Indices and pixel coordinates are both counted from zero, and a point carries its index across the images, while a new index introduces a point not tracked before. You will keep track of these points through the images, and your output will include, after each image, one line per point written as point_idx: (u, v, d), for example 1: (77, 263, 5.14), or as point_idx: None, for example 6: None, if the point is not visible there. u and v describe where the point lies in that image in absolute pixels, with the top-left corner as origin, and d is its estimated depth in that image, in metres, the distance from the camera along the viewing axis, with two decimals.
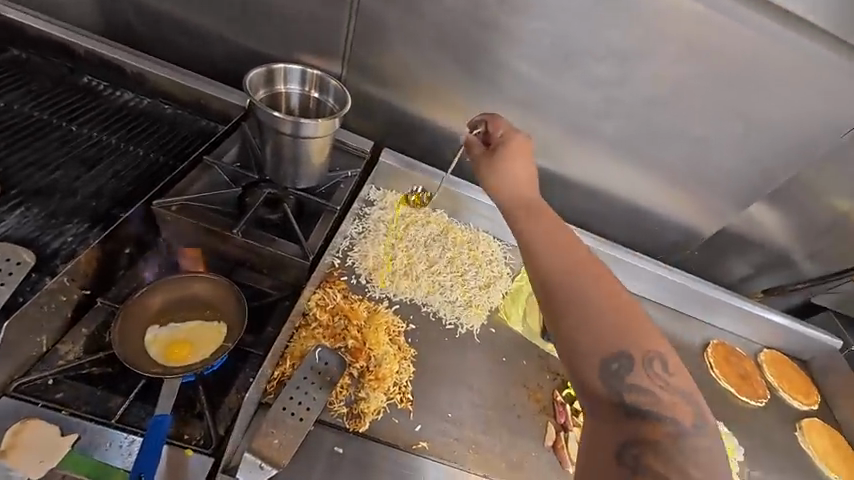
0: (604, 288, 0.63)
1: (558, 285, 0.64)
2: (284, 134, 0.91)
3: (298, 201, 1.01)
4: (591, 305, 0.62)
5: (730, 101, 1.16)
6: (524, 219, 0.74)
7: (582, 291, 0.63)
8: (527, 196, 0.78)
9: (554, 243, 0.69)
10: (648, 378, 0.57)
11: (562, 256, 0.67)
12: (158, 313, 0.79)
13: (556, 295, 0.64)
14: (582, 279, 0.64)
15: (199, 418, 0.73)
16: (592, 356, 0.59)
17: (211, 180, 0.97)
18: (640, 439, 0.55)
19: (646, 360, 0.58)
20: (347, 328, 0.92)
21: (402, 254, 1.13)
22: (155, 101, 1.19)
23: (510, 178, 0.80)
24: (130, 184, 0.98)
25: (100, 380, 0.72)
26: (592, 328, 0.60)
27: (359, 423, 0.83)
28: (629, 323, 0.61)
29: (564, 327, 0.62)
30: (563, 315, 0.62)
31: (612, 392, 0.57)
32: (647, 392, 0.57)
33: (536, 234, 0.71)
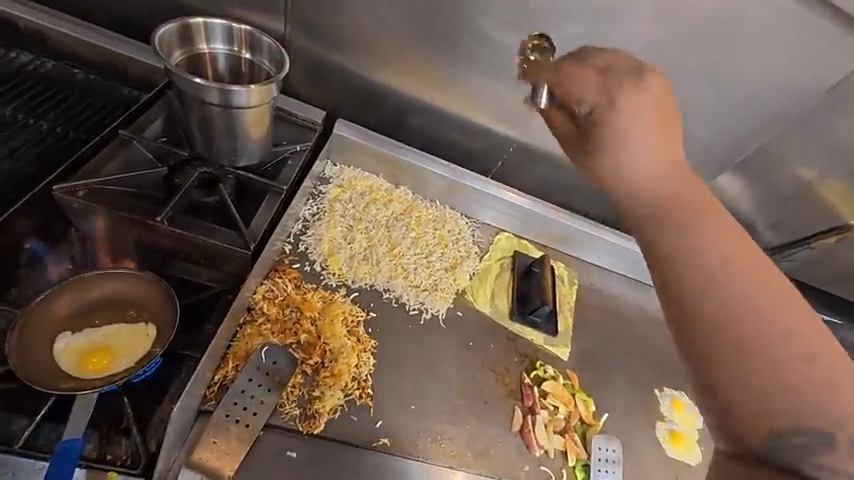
0: (802, 327, 0.43)
1: (717, 309, 0.45)
2: (210, 105, 0.78)
3: (237, 182, 0.89)
4: (781, 356, 0.42)
5: (703, 65, 1.10)
6: (668, 212, 0.51)
7: (765, 331, 0.43)
8: (668, 176, 0.53)
9: (717, 247, 0.47)
10: (853, 464, 0.41)
11: (739, 274, 0.45)
12: (68, 317, 0.69)
13: (713, 334, 0.44)
14: (767, 311, 0.44)
15: (126, 435, 0.64)
16: (773, 432, 0.41)
17: (130, 158, 0.83)
18: None
19: (851, 437, 0.41)
20: (299, 322, 0.84)
21: (361, 236, 1.05)
22: (61, 63, 1.00)
23: (628, 153, 0.54)
24: (32, 165, 0.83)
25: (0, 397, 0.61)
26: (767, 388, 0.41)
27: (314, 424, 0.76)
28: (837, 387, 0.41)
29: (735, 388, 0.42)
30: (730, 367, 0.43)
31: (790, 473, 0.41)
32: (846, 478, 0.42)
33: (693, 237, 0.48)
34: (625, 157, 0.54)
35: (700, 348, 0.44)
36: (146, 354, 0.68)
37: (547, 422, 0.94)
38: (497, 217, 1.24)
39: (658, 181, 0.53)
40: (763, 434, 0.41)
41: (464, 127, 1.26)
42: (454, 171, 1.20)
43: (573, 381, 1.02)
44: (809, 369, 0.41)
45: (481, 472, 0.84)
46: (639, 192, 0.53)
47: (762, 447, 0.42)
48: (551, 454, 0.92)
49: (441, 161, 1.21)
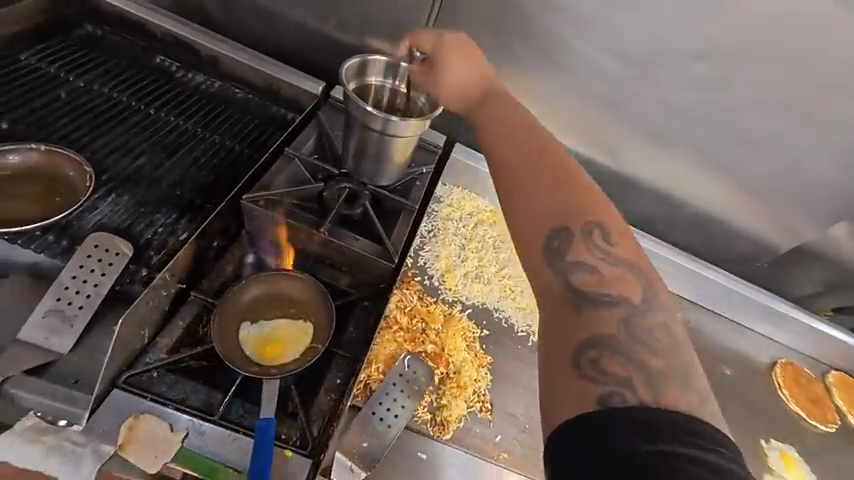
0: (566, 174, 0.62)
1: (509, 160, 0.66)
2: (372, 130, 0.87)
3: (376, 199, 0.98)
4: (533, 179, 0.62)
5: (825, 109, 1.11)
6: (477, 108, 0.76)
7: (526, 168, 0.64)
8: (468, 88, 0.78)
9: (507, 127, 0.71)
10: (588, 254, 0.56)
11: (511, 142, 0.68)
12: (247, 310, 0.80)
13: (507, 168, 0.65)
14: (517, 164, 0.65)
15: (294, 418, 0.74)
16: (540, 231, 0.58)
17: (293, 172, 0.94)
18: (596, 338, 0.50)
19: (584, 231, 0.57)
20: (426, 332, 0.91)
21: (473, 255, 1.11)
22: (226, 84, 1.16)
23: (453, 82, 0.79)
24: (210, 173, 0.97)
25: (199, 373, 0.74)
26: (539, 200, 0.60)
27: (443, 430, 0.82)
28: (579, 201, 0.60)
29: (513, 192, 0.63)
30: (514, 186, 0.63)
31: (555, 270, 0.56)
32: (588, 272, 0.55)
33: (488, 123, 0.72)
34: (453, 78, 0.79)
35: (509, 185, 0.64)
36: (310, 347, 0.78)
37: None
38: None
39: (477, 93, 0.77)
40: (535, 231, 0.59)
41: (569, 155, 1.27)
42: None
43: None
44: (557, 192, 0.61)
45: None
46: (466, 105, 0.78)
47: (540, 245, 0.58)
48: None
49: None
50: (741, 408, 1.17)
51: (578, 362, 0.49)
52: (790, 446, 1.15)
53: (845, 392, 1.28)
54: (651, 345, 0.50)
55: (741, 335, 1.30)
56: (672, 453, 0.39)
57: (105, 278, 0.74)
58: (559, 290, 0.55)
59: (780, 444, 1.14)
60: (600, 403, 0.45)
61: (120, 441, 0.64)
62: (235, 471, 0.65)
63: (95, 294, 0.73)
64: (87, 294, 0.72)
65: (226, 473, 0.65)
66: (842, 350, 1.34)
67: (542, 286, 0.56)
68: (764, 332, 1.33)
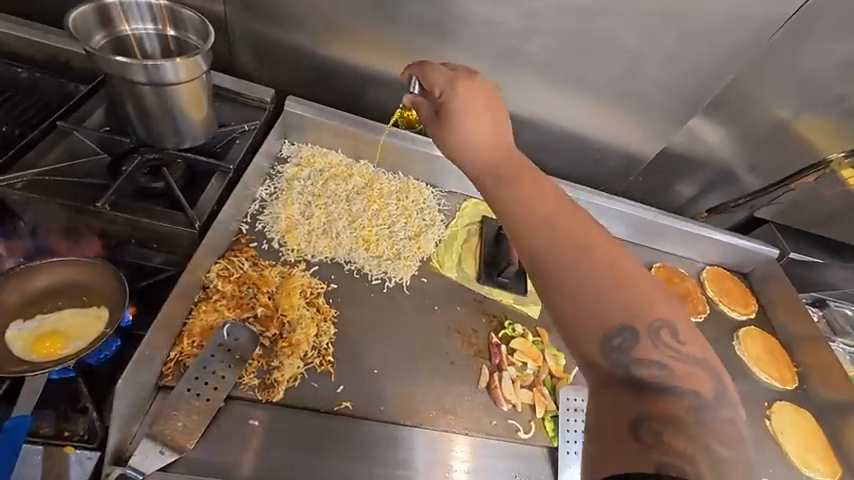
0: (616, 259, 0.53)
1: (547, 250, 0.55)
2: (140, 84, 0.77)
3: (184, 165, 0.89)
4: (581, 273, 0.52)
5: (657, 6, 1.07)
6: (498, 172, 0.65)
7: (570, 261, 0.53)
8: (493, 153, 0.67)
9: (534, 199, 0.60)
10: (653, 352, 0.49)
11: (546, 224, 0.57)
12: (15, 304, 0.70)
13: (550, 261, 0.54)
14: (562, 245, 0.55)
15: (83, 413, 0.66)
16: (597, 331, 0.50)
17: (71, 148, 0.84)
18: (652, 413, 0.47)
19: (652, 330, 0.50)
20: (256, 296, 0.85)
21: (320, 211, 1.05)
22: (3, 63, 0.99)
23: (473, 136, 0.69)
24: None
25: None
26: (591, 300, 0.51)
27: (273, 393, 0.77)
28: (638, 297, 0.52)
29: (558, 294, 0.52)
30: (553, 280, 0.53)
31: (616, 366, 0.49)
32: (655, 367, 0.49)
33: (514, 191, 0.61)
34: (465, 142, 0.69)
35: (553, 287, 0.53)
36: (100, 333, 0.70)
37: (516, 377, 0.93)
38: (461, 183, 1.24)
39: (486, 154, 0.68)
40: (592, 338, 0.50)
41: None
42: (408, 137, 1.18)
43: (542, 338, 1.01)
44: (614, 286, 0.52)
45: (488, 433, 0.86)
46: (480, 164, 0.67)
47: (596, 347, 0.50)
48: (519, 408, 0.90)
49: (398, 130, 1.19)
50: None
51: (637, 434, 0.46)
52: None
53: (717, 284, 1.36)
54: (715, 431, 0.46)
55: None
56: None
57: None
58: (623, 379, 0.49)
59: None
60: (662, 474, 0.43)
61: None
62: None
63: None
64: None
65: None
66: (717, 248, 1.39)
67: (594, 372, 0.51)
68: (638, 241, 1.38)
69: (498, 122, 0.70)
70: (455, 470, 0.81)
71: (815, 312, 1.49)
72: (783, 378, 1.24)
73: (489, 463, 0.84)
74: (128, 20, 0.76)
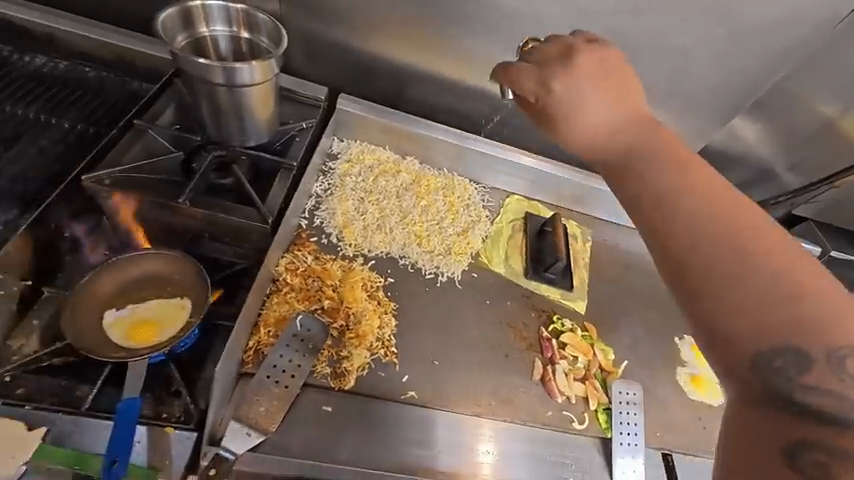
0: (793, 268, 0.46)
1: (696, 248, 0.50)
2: (217, 85, 0.80)
3: (250, 162, 0.93)
4: (743, 277, 0.46)
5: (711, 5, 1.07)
6: (641, 161, 0.59)
7: (728, 263, 0.48)
8: (627, 141, 0.62)
9: (685, 190, 0.54)
10: (835, 381, 0.42)
11: (701, 221, 0.51)
12: (108, 294, 0.75)
13: (699, 260, 0.49)
14: (722, 248, 0.49)
15: (177, 396, 0.71)
16: (754, 344, 0.44)
17: (147, 146, 0.87)
18: (821, 446, 0.41)
19: (835, 356, 0.42)
20: (322, 289, 0.89)
21: (374, 207, 1.08)
22: (74, 63, 1.04)
23: (601, 128, 0.65)
24: (59, 161, 0.89)
25: (63, 369, 0.69)
26: (753, 310, 0.45)
27: (344, 381, 0.81)
28: (822, 316, 0.43)
29: (710, 298, 0.47)
30: (705, 284, 0.48)
31: (776, 389, 0.43)
32: (835, 398, 0.42)
33: (659, 182, 0.56)
34: (589, 135, 0.65)
35: (704, 291, 0.48)
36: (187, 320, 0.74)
37: (568, 371, 0.96)
38: (503, 179, 1.27)
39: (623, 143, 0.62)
40: (748, 352, 0.45)
41: (461, 91, 1.28)
42: (453, 135, 1.23)
43: (590, 332, 1.04)
44: (786, 296, 0.44)
45: (519, 421, 0.88)
46: (613, 152, 0.62)
47: (753, 364, 0.44)
48: (572, 400, 0.93)
49: (444, 128, 1.24)
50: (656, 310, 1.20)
51: (797, 464, 0.40)
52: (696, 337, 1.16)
53: None
54: None
55: None
56: None
57: None
58: (784, 405, 0.43)
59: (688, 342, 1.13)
60: None
61: None
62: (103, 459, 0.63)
63: None
64: None
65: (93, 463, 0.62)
66: None
67: (747, 390, 0.45)
68: None
69: (631, 112, 0.66)
70: (482, 456, 0.83)
71: None
72: None
73: (518, 448, 0.86)
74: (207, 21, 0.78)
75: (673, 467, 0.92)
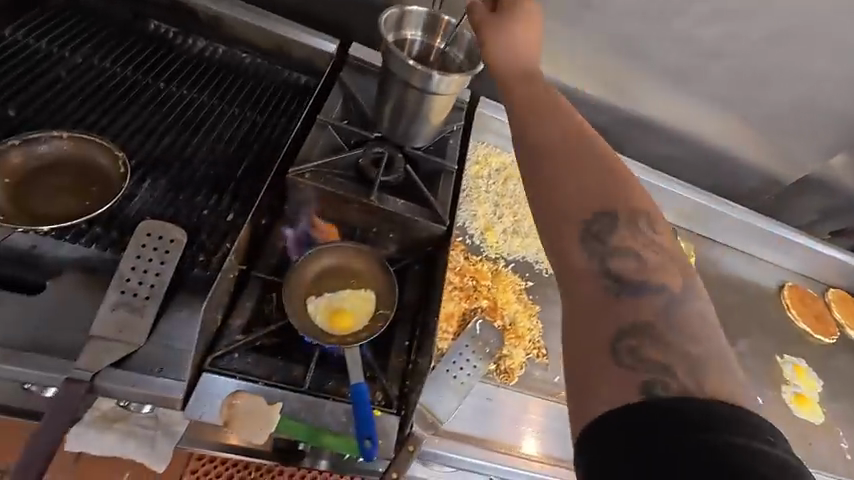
0: (606, 163, 0.56)
1: (548, 141, 0.59)
2: (412, 87, 0.83)
3: (413, 163, 0.97)
4: (564, 163, 0.56)
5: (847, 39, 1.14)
6: (521, 81, 0.69)
7: (569, 152, 0.57)
8: (522, 64, 0.71)
9: (550, 105, 0.64)
10: (629, 242, 0.51)
11: (548, 124, 0.61)
12: (307, 283, 0.80)
13: (541, 149, 0.58)
14: (562, 141, 0.58)
15: (374, 381, 0.77)
16: (575, 215, 0.53)
17: (327, 142, 0.91)
18: (634, 328, 0.46)
19: (631, 217, 0.53)
20: (478, 289, 0.95)
21: (508, 211, 1.12)
22: (231, 49, 1.08)
23: (515, 49, 0.72)
24: (238, 148, 0.92)
25: (275, 350, 0.76)
26: (567, 188, 0.54)
27: (509, 376, 0.88)
28: (612, 191, 0.54)
29: (545, 176, 0.56)
30: (549, 166, 0.57)
31: (593, 256, 0.50)
32: (633, 260, 0.50)
33: (531, 96, 0.66)
34: (497, 50, 0.72)
35: (550, 174, 0.56)
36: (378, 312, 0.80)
37: None
38: None
39: (520, 66, 0.70)
40: (567, 219, 0.53)
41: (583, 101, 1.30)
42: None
43: None
44: (603, 178, 0.55)
45: (559, 401, 0.89)
46: (508, 71, 0.70)
47: (574, 231, 0.52)
48: None
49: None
50: (756, 329, 1.25)
51: (615, 347, 0.45)
52: (793, 357, 1.22)
53: (844, 308, 1.42)
54: (691, 332, 0.46)
55: (747, 263, 1.40)
56: (725, 446, 0.37)
57: (168, 266, 0.72)
58: (597, 277, 0.50)
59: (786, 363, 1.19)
60: (645, 391, 0.42)
61: (224, 420, 0.68)
62: (336, 434, 0.70)
63: (159, 284, 0.72)
64: (150, 285, 0.71)
65: (328, 436, 0.70)
66: (838, 270, 1.47)
67: (568, 267, 0.51)
68: (768, 259, 1.44)
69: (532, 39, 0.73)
70: (526, 443, 0.84)
71: None
72: None
73: (556, 424, 0.87)
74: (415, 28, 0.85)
75: None
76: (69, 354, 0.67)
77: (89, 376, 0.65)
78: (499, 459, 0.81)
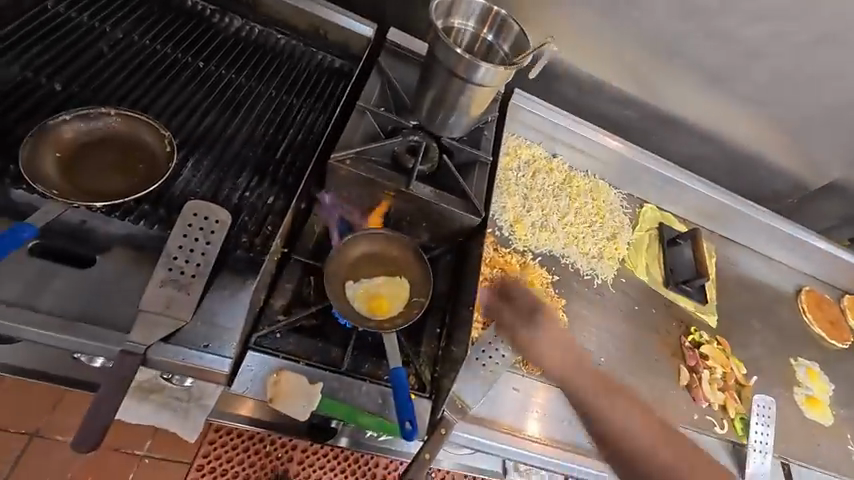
0: (664, 426, 0.75)
1: (622, 433, 0.73)
2: (456, 77, 0.83)
3: (449, 153, 0.97)
4: (648, 436, 0.72)
5: None
6: (555, 347, 0.82)
7: (627, 422, 0.74)
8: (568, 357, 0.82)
9: (597, 381, 0.79)
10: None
11: (616, 402, 0.76)
12: (345, 268, 0.82)
13: (626, 435, 0.73)
14: (633, 423, 0.74)
15: (406, 365, 0.80)
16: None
17: (365, 128, 0.91)
18: None
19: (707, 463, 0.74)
20: (507, 280, 0.97)
21: (536, 204, 1.13)
22: (267, 29, 1.07)
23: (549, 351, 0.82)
24: (276, 131, 0.93)
25: (314, 331, 0.78)
26: (667, 468, 0.70)
27: (535, 366, 0.92)
28: (685, 455, 0.72)
29: (642, 469, 0.70)
30: (642, 461, 0.71)
31: None
32: None
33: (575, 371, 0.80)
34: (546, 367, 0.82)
35: (638, 459, 0.71)
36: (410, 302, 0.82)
37: (711, 380, 1.04)
38: (639, 187, 1.32)
39: (577, 360, 0.82)
40: None
41: (615, 97, 1.29)
42: (604, 139, 1.26)
43: (724, 345, 1.11)
44: (662, 447, 0.72)
45: (562, 387, 0.93)
46: (558, 364, 0.80)
47: None
48: (715, 407, 1.02)
49: (598, 131, 1.26)
50: (773, 331, 1.27)
51: None
52: (807, 359, 1.24)
53: None
54: None
55: (767, 267, 1.41)
56: None
57: (213, 247, 0.74)
58: None
59: (801, 366, 1.21)
60: None
61: (270, 395, 0.71)
62: (373, 415, 0.73)
63: (205, 263, 0.73)
64: (196, 263, 0.73)
65: (366, 417, 0.73)
66: None
67: None
68: (788, 263, 1.44)
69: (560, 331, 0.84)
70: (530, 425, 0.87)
71: None
72: None
73: (556, 407, 0.91)
74: (465, 15, 0.84)
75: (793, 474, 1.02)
76: (119, 327, 0.69)
77: (142, 349, 0.67)
78: (503, 439, 0.84)
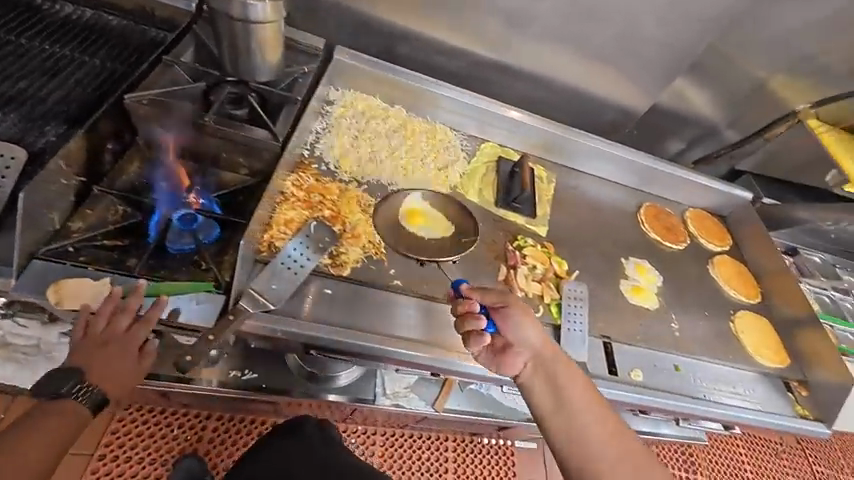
0: (639, 456, 0.82)
1: (608, 460, 0.81)
2: (235, 20, 0.93)
3: (261, 96, 1.07)
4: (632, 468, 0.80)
5: None
6: (554, 401, 0.87)
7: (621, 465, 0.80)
8: (571, 398, 0.87)
9: (585, 405, 0.86)
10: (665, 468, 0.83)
11: (597, 419, 0.85)
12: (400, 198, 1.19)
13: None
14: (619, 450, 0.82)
15: (206, 272, 0.89)
16: None
17: (173, 78, 1.02)
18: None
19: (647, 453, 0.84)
20: (322, 202, 1.09)
21: (366, 143, 1.24)
22: (98, 12, 1.19)
23: (569, 420, 0.85)
24: (94, 90, 1.02)
25: (114, 248, 0.87)
26: None
27: (342, 269, 1.02)
28: (630, 447, 0.83)
29: None
30: None
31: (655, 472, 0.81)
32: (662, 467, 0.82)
33: (578, 411, 0.85)
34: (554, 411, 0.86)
35: None
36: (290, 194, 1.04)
37: (527, 274, 1.17)
38: (480, 126, 1.42)
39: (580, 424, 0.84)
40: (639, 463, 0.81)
41: (441, 49, 1.45)
42: (472, 97, 1.39)
43: (549, 248, 1.25)
44: (621, 440, 0.83)
45: (429, 297, 1.06)
46: (563, 425, 0.84)
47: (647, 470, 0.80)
48: (530, 295, 1.15)
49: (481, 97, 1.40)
50: (609, 238, 1.40)
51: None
52: (638, 258, 1.38)
53: (699, 223, 1.57)
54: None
55: (610, 188, 1.53)
56: None
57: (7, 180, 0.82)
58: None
59: (628, 262, 1.35)
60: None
61: (54, 300, 0.78)
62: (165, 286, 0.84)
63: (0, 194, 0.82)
64: None
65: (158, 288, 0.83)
66: (700, 191, 1.61)
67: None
68: (633, 185, 1.57)
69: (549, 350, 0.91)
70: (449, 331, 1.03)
71: (788, 259, 1.72)
72: (750, 294, 1.45)
73: None
74: None
75: (611, 350, 1.14)
76: None
77: None
78: (443, 355, 0.98)
